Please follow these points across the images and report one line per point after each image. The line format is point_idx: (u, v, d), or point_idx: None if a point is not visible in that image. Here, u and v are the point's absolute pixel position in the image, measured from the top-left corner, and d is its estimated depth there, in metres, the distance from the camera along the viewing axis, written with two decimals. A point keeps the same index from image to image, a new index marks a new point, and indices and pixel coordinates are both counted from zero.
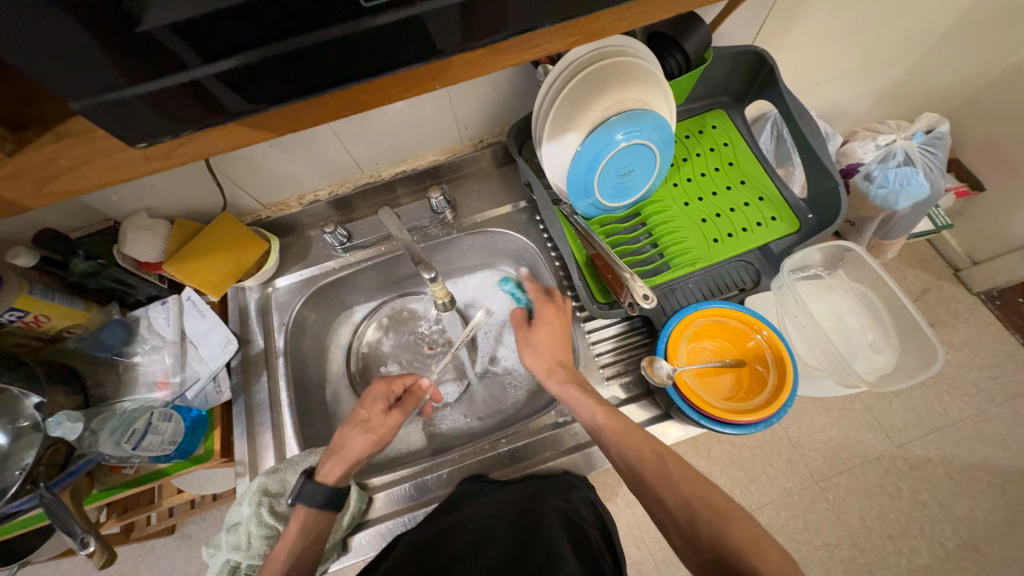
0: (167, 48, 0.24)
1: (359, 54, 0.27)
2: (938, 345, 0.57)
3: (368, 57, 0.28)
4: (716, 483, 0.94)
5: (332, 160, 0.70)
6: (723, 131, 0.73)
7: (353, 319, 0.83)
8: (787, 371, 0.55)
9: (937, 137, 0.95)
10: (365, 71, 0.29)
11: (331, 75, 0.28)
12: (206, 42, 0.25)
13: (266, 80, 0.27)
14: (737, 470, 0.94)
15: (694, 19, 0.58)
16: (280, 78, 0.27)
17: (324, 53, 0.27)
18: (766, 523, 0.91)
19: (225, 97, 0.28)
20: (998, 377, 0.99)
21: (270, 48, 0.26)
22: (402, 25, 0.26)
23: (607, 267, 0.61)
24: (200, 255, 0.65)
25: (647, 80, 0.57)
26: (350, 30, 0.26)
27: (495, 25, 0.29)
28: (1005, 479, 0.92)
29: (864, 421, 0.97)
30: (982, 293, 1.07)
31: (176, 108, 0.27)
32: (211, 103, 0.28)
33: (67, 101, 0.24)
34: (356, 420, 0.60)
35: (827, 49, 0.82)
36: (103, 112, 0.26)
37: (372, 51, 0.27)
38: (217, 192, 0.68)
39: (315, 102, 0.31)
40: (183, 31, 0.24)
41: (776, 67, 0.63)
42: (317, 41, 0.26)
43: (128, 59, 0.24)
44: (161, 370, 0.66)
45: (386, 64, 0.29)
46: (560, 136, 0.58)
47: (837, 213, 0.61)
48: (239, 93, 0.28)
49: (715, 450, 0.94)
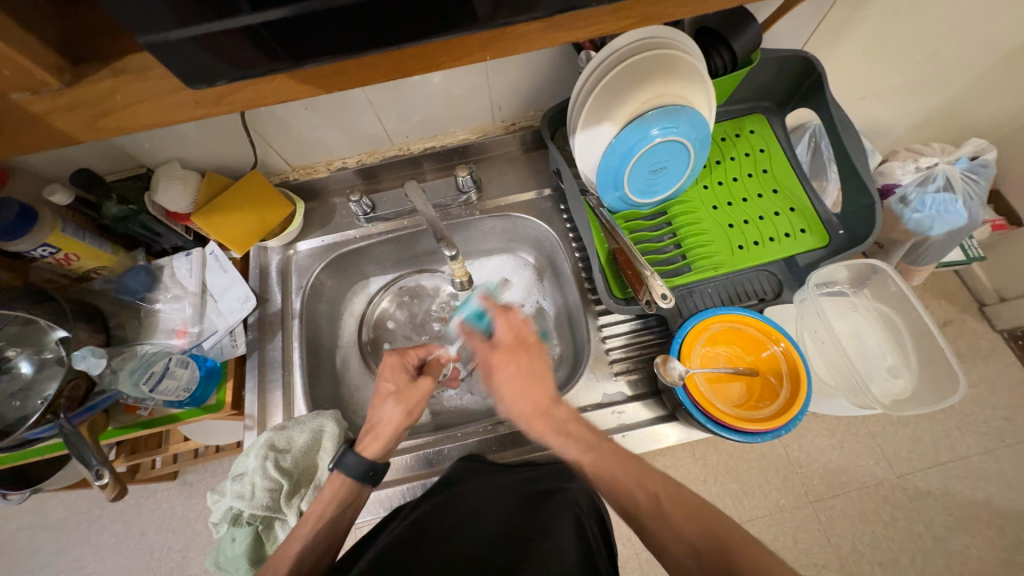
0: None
1: (413, 16, 0.27)
2: (960, 376, 0.56)
3: (416, 21, 0.27)
4: (709, 491, 0.94)
5: (363, 129, 0.70)
6: (760, 135, 0.71)
7: (368, 290, 0.84)
8: (802, 384, 0.53)
9: (982, 165, 0.91)
10: (409, 35, 0.28)
11: (377, 35, 0.28)
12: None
13: (316, 33, 0.27)
14: (731, 481, 0.94)
15: (746, 17, 0.56)
16: (328, 34, 0.27)
17: (374, 13, 0.26)
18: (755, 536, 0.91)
19: (274, 48, 0.28)
20: (1011, 418, 0.97)
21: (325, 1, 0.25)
22: None
23: (628, 264, 0.61)
24: (225, 211, 0.66)
25: (691, 76, 0.56)
26: None
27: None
28: (1004, 520, 0.91)
29: (867, 446, 0.96)
30: (1005, 330, 1.05)
31: (229, 53, 0.27)
32: (260, 53, 0.28)
33: (134, 35, 0.25)
34: (382, 393, 0.58)
35: (878, 62, 0.79)
36: (161, 49, 0.26)
37: (426, 14, 0.27)
38: (249, 150, 0.68)
39: (360, 61, 0.30)
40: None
41: (824, 74, 0.61)
42: None
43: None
44: (181, 319, 0.68)
45: (436, 28, 0.28)
46: (595, 126, 0.58)
47: (871, 231, 0.59)
48: (290, 45, 0.28)
49: (712, 458, 0.95)
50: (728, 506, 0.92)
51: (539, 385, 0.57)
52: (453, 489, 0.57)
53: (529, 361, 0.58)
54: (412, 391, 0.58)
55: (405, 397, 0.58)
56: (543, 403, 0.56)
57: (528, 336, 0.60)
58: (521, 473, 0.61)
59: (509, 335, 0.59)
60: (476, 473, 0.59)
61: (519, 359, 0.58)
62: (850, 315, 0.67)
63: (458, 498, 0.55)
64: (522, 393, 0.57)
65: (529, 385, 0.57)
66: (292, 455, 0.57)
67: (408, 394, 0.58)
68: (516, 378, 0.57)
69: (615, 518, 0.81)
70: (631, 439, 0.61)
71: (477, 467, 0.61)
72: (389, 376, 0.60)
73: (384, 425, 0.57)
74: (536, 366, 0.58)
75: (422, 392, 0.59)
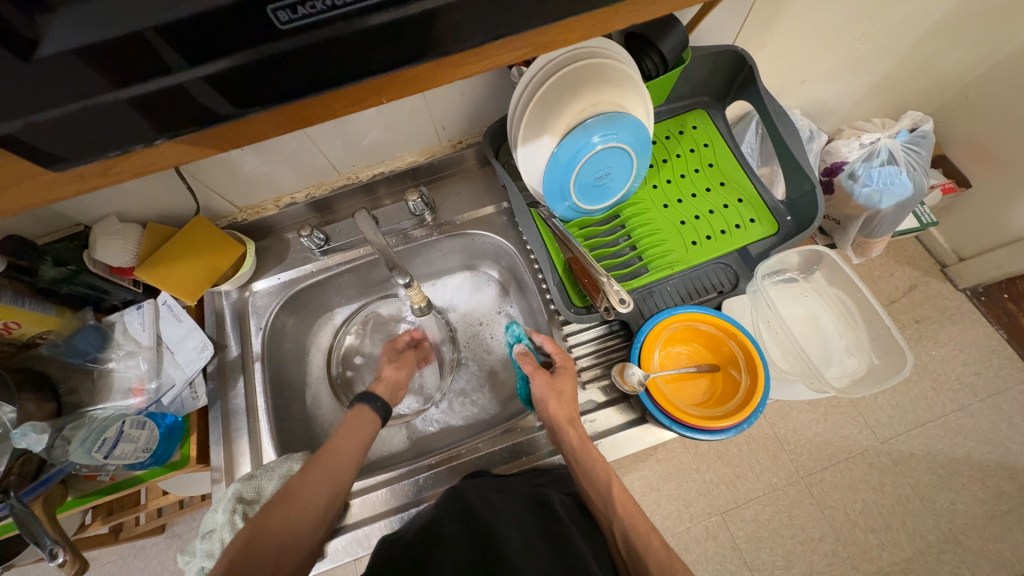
0: (80, 68, 0.23)
1: (292, 72, 0.26)
2: (907, 351, 0.58)
3: (298, 77, 0.27)
4: (703, 480, 0.94)
5: (309, 163, 0.69)
6: (703, 131, 0.73)
7: (334, 322, 0.83)
8: (757, 372, 0.55)
9: (921, 136, 0.94)
10: (290, 92, 0.27)
11: (256, 98, 0.27)
12: (120, 67, 0.24)
13: (188, 105, 0.26)
14: (723, 466, 0.95)
15: (670, 20, 0.57)
16: (201, 101, 0.27)
17: (247, 76, 0.26)
18: (751, 518, 0.92)
19: (140, 123, 0.27)
20: (981, 373, 1.02)
21: (191, 71, 0.25)
22: (323, 45, 0.25)
23: (584, 271, 0.62)
24: (172, 262, 0.64)
25: (623, 82, 0.56)
26: (269, 52, 0.25)
27: (420, 45, 0.27)
28: (986, 473, 0.94)
29: (849, 416, 0.98)
30: (967, 289, 1.10)
31: (97, 131, 0.26)
32: (131, 127, 0.27)
33: None
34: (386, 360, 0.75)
35: (810, 47, 0.81)
36: (13, 139, 0.25)
37: (303, 71, 0.26)
38: (190, 196, 0.67)
39: (254, 118, 0.30)
40: (91, 53, 0.23)
41: (755, 67, 0.63)
42: (236, 60, 0.25)
43: (36, 78, 0.23)
44: (136, 376, 0.65)
45: (321, 80, 0.27)
46: (535, 139, 0.58)
47: (814, 215, 0.61)
48: (160, 119, 0.27)
49: (703, 446, 0.95)
50: (723, 492, 0.93)
51: (570, 401, 0.59)
52: (452, 506, 0.54)
53: (567, 377, 0.62)
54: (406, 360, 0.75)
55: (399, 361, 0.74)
56: (574, 417, 0.58)
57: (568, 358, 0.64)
58: (527, 484, 0.60)
59: (557, 350, 0.64)
60: (479, 485, 0.57)
61: (560, 371, 0.62)
62: (803, 300, 0.68)
63: (454, 511, 0.54)
64: (568, 411, 0.58)
65: (568, 396, 0.60)
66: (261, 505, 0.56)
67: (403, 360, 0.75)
68: (556, 386, 0.60)
69: None
70: (603, 446, 0.61)
71: (481, 482, 0.59)
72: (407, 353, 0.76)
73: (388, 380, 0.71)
74: (573, 384, 0.61)
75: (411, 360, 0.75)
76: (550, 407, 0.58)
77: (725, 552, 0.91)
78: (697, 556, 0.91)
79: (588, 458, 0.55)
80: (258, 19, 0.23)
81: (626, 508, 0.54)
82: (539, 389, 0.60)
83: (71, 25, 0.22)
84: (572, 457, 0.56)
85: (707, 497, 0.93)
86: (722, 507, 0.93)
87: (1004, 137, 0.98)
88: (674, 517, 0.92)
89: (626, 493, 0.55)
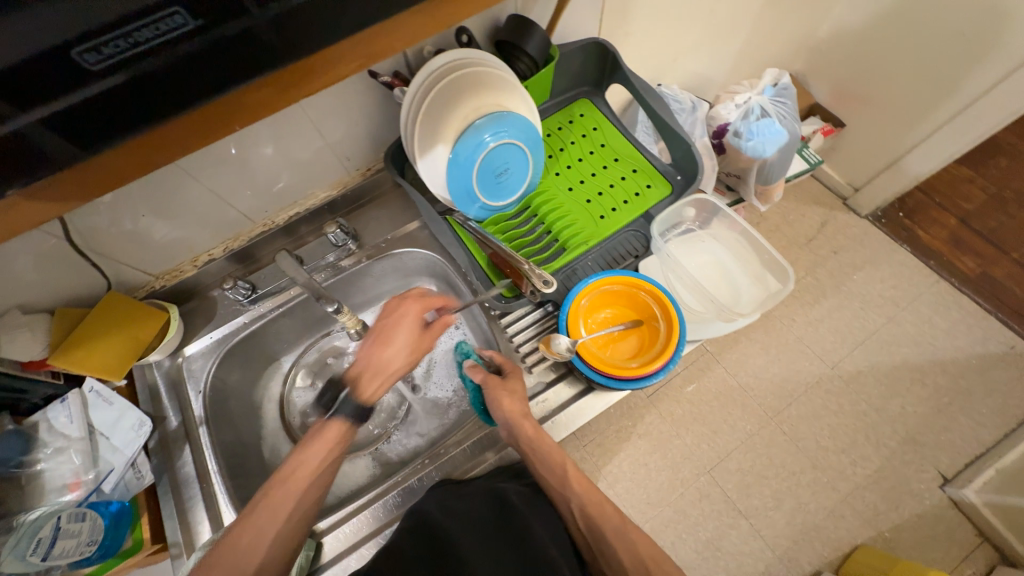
0: None
1: (124, 107, 0.28)
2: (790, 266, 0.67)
3: (131, 111, 0.29)
4: (686, 442, 1.15)
5: (218, 216, 0.69)
6: (590, 117, 0.79)
7: (281, 369, 0.81)
8: (673, 320, 0.60)
9: (784, 88, 1.06)
10: (127, 126, 0.29)
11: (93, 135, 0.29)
12: None
13: (22, 154, 0.28)
14: (700, 425, 1.16)
15: (530, 24, 0.63)
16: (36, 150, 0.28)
17: (77, 116, 0.27)
18: (736, 467, 1.13)
19: None
20: (899, 286, 1.30)
21: (19, 119, 0.26)
22: (142, 81, 0.28)
23: (505, 263, 0.66)
24: (87, 342, 0.62)
25: (498, 85, 0.62)
26: (89, 92, 0.27)
27: (253, 66, 0.30)
28: (923, 373, 1.21)
29: (798, 350, 1.24)
30: (868, 215, 1.37)
31: None
32: None
33: None
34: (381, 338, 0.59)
35: (670, 29, 0.90)
36: None
37: (134, 105, 0.29)
38: (97, 273, 0.65)
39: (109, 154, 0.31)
40: None
41: (617, 55, 0.71)
42: (64, 105, 0.27)
43: None
44: (71, 471, 0.60)
45: (155, 109, 0.29)
46: (431, 151, 0.62)
47: (697, 169, 0.68)
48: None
49: (677, 414, 1.17)
50: (705, 451, 1.14)
51: (519, 395, 0.60)
52: (415, 523, 0.54)
53: (516, 380, 0.62)
54: (425, 338, 0.61)
55: (413, 341, 0.60)
56: (526, 411, 0.60)
57: (512, 363, 0.66)
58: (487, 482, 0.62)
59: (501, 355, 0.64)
60: (438, 496, 0.58)
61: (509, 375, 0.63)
62: (703, 246, 0.76)
63: (418, 526, 0.54)
64: (520, 406, 0.59)
65: (518, 394, 0.61)
66: None
67: (411, 342, 0.60)
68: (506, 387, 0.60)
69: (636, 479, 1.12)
70: (559, 421, 0.63)
71: (446, 490, 0.59)
72: (410, 306, 0.61)
73: (378, 367, 0.58)
74: (522, 385, 0.62)
75: (429, 336, 0.61)
76: (506, 405, 0.59)
77: (720, 506, 1.10)
78: (696, 516, 1.09)
79: (542, 447, 0.58)
80: (69, 63, 0.25)
81: (580, 484, 0.59)
82: (491, 392, 0.60)
83: None
84: (529, 449, 0.58)
85: (692, 460, 1.13)
86: (708, 466, 1.13)
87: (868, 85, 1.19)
88: (667, 485, 1.12)
89: (579, 472, 0.60)
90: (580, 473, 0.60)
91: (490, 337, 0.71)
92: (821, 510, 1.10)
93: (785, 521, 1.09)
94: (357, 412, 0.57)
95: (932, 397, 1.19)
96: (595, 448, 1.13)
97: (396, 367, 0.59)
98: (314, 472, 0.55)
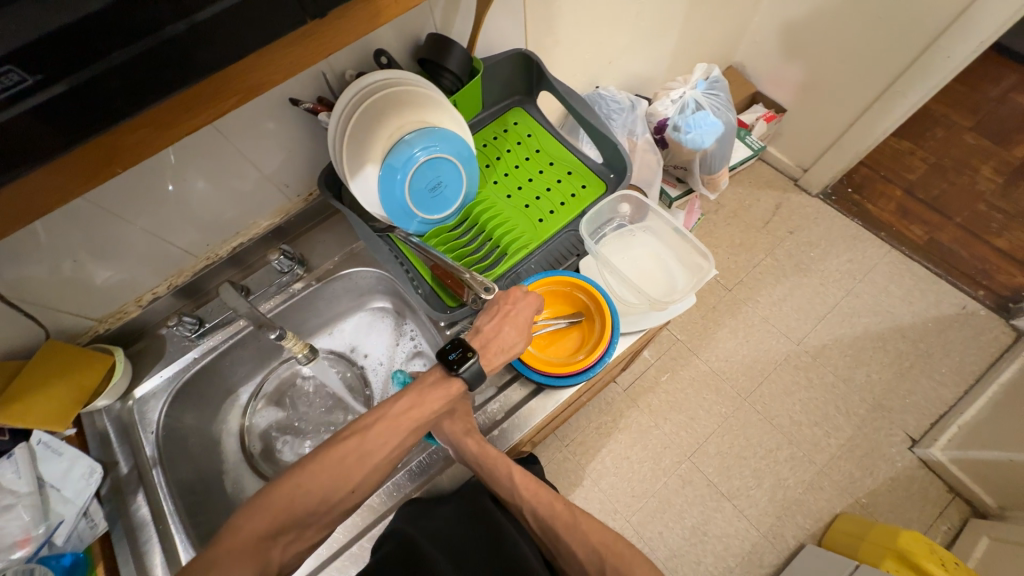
0: None
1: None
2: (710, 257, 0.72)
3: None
4: (665, 430, 1.18)
5: (157, 254, 0.68)
6: (524, 124, 0.81)
7: (240, 402, 0.81)
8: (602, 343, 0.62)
9: (715, 81, 1.10)
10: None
11: None
12: None
13: None
14: (677, 413, 1.19)
15: (448, 41, 0.65)
16: None
17: None
18: (716, 450, 1.16)
19: None
20: (853, 259, 1.35)
21: None
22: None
23: (447, 273, 0.67)
24: (27, 394, 0.61)
25: (422, 103, 0.63)
26: None
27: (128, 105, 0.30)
28: (884, 340, 1.25)
29: (765, 331, 1.27)
30: (819, 193, 1.43)
31: None
32: None
33: None
34: (507, 313, 0.60)
35: (598, 33, 0.93)
36: None
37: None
38: (34, 323, 0.64)
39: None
40: None
41: (540, 63, 0.74)
42: None
43: None
44: (21, 528, 0.57)
45: (3, 167, 0.27)
46: (361, 171, 0.63)
47: (628, 167, 0.72)
48: None
49: (654, 404, 1.20)
50: (683, 437, 1.16)
51: (462, 412, 0.62)
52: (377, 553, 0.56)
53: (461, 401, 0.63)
54: (528, 326, 0.60)
55: (522, 329, 0.60)
56: (469, 428, 0.60)
57: None
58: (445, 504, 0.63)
59: None
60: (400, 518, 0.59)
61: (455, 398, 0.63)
62: (637, 241, 0.79)
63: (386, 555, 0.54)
64: (461, 424, 0.60)
65: (460, 415, 0.61)
66: None
67: (525, 328, 0.60)
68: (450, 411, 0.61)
69: (627, 469, 1.15)
70: (512, 424, 0.64)
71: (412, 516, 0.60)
72: (533, 300, 0.61)
73: (480, 342, 0.58)
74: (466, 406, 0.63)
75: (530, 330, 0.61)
76: (448, 427, 0.60)
77: (704, 491, 1.12)
78: (681, 503, 1.11)
79: (486, 460, 0.58)
80: None
81: (534, 490, 0.60)
82: None
83: None
84: (475, 464, 0.59)
85: (672, 448, 1.16)
86: (688, 452, 1.15)
87: (802, 70, 1.24)
88: (650, 476, 1.14)
89: (529, 478, 0.61)
90: (532, 477, 0.61)
91: None
92: (800, 484, 1.12)
93: (767, 499, 1.11)
94: (478, 379, 0.56)
95: (895, 362, 1.23)
96: (575, 446, 1.17)
97: (501, 352, 0.59)
98: (413, 419, 0.55)
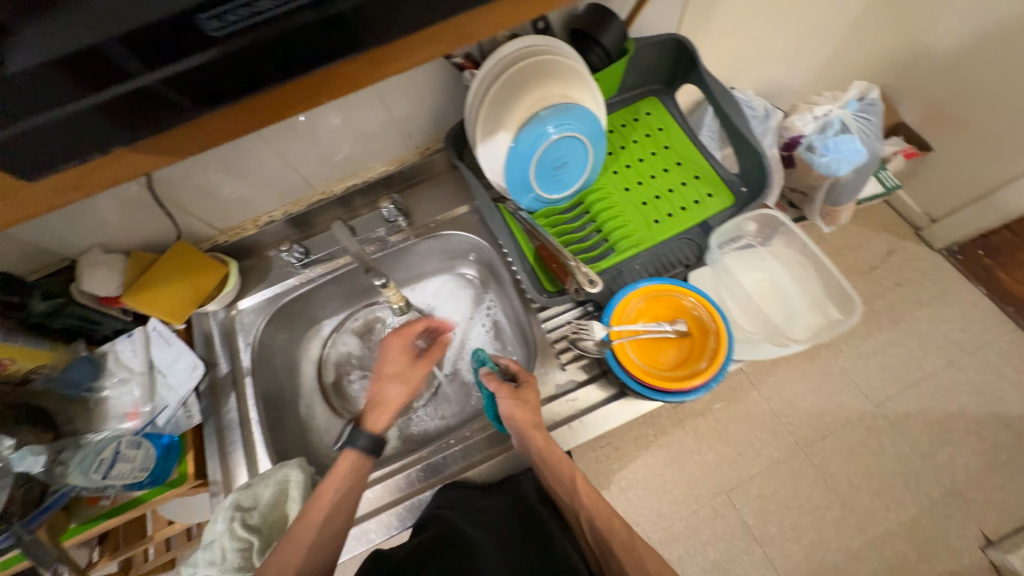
0: (49, 79, 0.29)
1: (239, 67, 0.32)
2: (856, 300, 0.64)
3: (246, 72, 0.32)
4: (707, 458, 1.09)
5: (281, 180, 0.72)
6: (656, 116, 0.76)
7: (321, 334, 0.85)
8: (718, 362, 0.59)
9: (870, 103, 0.97)
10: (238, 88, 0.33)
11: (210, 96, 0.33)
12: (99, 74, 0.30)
13: (153, 106, 0.32)
14: (725, 445, 1.09)
15: (609, 14, 0.61)
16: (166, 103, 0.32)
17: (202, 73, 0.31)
18: (758, 493, 1.06)
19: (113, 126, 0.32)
20: (967, 328, 1.19)
21: (150, 75, 0.31)
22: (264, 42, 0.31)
23: (552, 257, 0.65)
24: (156, 284, 0.67)
25: (568, 75, 0.60)
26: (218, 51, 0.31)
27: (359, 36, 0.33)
28: (981, 425, 1.11)
29: (842, 382, 1.15)
30: (944, 249, 1.25)
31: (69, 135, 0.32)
32: (100, 131, 0.32)
33: None
34: (388, 373, 0.64)
35: (755, 30, 0.85)
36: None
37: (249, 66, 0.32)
38: (170, 222, 0.69)
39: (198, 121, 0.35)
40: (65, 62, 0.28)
41: (696, 53, 0.67)
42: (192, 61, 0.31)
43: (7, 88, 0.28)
44: (131, 401, 0.67)
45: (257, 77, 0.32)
46: (492, 136, 0.61)
47: (766, 183, 0.65)
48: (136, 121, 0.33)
49: (701, 428, 1.10)
50: (726, 470, 1.07)
51: (531, 405, 0.61)
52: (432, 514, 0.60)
53: (531, 391, 0.62)
54: (413, 373, 0.64)
55: (409, 378, 0.64)
56: (536, 421, 0.60)
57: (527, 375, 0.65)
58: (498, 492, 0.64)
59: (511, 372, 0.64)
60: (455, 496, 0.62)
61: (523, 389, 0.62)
62: (762, 264, 0.72)
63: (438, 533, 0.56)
64: (533, 416, 0.59)
65: (525, 407, 0.60)
66: (259, 511, 0.58)
67: (410, 375, 0.64)
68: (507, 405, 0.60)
69: (654, 485, 1.08)
70: (586, 422, 0.63)
71: (460, 495, 0.63)
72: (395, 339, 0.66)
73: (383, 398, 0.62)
74: (535, 396, 0.62)
75: (421, 372, 0.64)
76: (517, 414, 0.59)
77: (734, 529, 1.04)
78: (708, 535, 1.04)
79: (551, 457, 0.59)
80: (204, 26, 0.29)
81: (593, 500, 0.59)
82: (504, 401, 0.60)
83: (35, 45, 0.28)
84: (539, 458, 0.59)
85: (711, 477, 1.07)
86: (727, 487, 1.06)
87: (969, 107, 1.08)
88: (681, 501, 1.06)
89: (588, 485, 0.60)
90: (590, 485, 0.60)
91: (530, 334, 0.71)
92: (844, 551, 1.02)
93: (803, 557, 1.02)
94: (376, 445, 0.59)
95: (990, 453, 1.08)
96: (611, 452, 1.11)
97: (394, 399, 0.62)
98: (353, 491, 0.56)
